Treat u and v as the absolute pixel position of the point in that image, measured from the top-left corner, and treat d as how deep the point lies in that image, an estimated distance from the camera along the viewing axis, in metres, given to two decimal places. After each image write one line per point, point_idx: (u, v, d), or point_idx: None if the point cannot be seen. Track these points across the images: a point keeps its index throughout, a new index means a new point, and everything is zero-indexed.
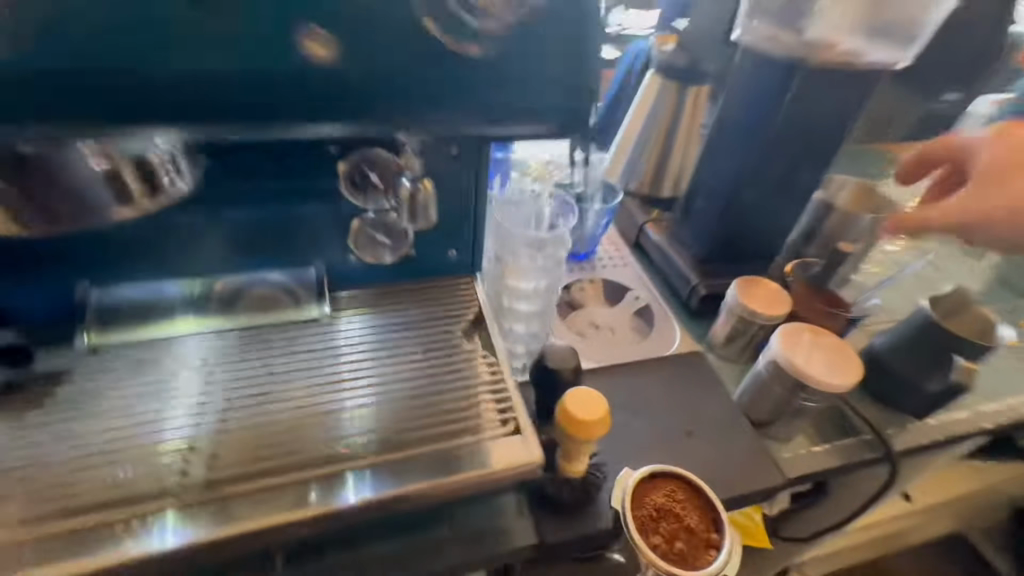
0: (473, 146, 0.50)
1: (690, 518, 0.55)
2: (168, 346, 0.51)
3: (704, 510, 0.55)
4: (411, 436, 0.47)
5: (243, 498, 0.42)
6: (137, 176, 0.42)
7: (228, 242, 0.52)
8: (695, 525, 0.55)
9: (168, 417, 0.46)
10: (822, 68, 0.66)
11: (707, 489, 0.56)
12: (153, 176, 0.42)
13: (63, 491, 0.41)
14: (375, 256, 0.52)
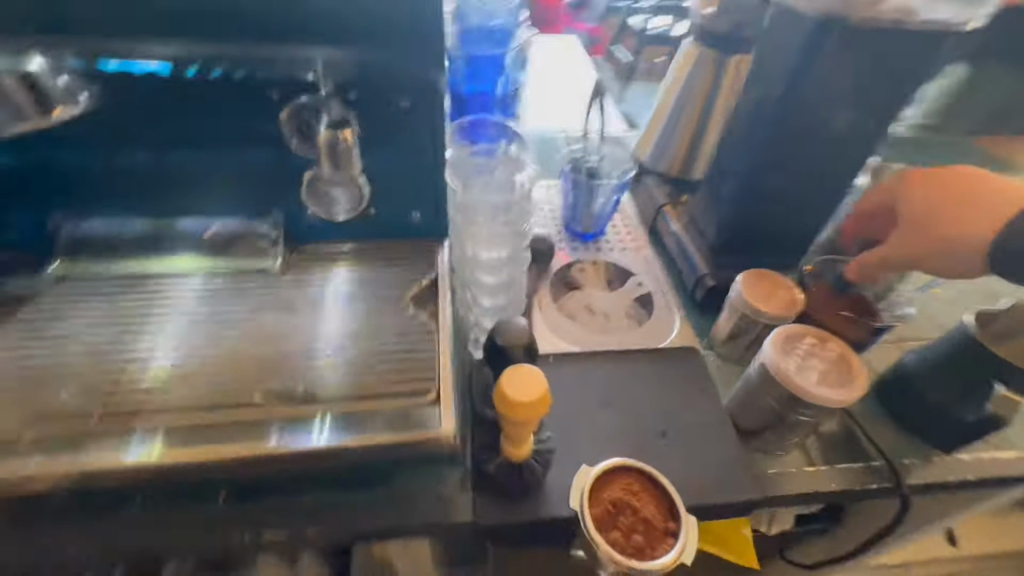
0: (427, 100, 0.48)
1: (644, 508, 0.52)
2: (154, 281, 0.53)
3: (658, 499, 0.52)
4: (342, 393, 0.46)
5: (199, 429, 0.43)
6: (31, 90, 0.37)
7: (186, 184, 0.53)
8: (651, 515, 0.51)
9: (121, 346, 0.48)
10: (864, 28, 0.56)
11: (659, 478, 0.53)
12: (50, 94, 0.38)
13: (21, 403, 0.44)
14: (328, 210, 0.49)
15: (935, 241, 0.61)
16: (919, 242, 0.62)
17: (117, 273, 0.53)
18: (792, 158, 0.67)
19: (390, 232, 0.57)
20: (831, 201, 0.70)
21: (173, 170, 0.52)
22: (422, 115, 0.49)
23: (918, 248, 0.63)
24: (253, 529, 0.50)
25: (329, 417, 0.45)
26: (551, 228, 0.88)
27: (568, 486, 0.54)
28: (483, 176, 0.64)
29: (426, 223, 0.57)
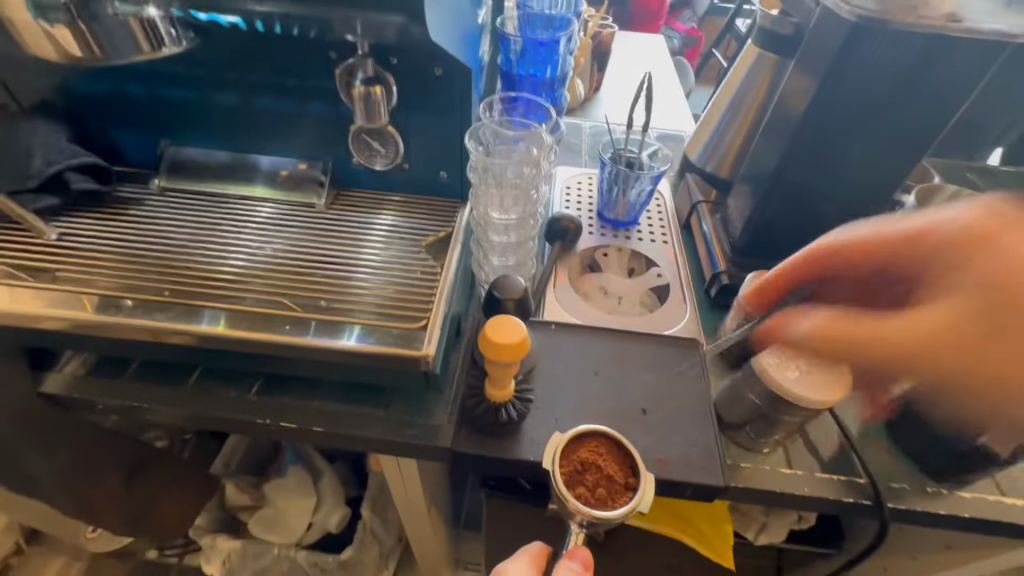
0: (459, 72, 0.54)
1: (610, 466, 0.52)
2: (231, 202, 0.65)
3: (622, 459, 0.54)
4: (355, 309, 0.55)
5: (243, 314, 0.54)
6: (147, 29, 0.50)
7: (263, 125, 0.64)
8: (614, 472, 0.52)
9: (194, 246, 0.60)
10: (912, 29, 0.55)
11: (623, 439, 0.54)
12: (158, 34, 0.50)
13: (122, 272, 0.56)
14: (368, 158, 0.60)
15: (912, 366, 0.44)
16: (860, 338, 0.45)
17: (204, 192, 0.66)
18: (824, 159, 0.67)
19: (425, 190, 0.67)
20: (868, 206, 0.70)
21: (253, 111, 0.63)
22: (453, 82, 0.55)
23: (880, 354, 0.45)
24: (271, 416, 0.59)
25: (357, 326, 0.53)
26: (585, 213, 0.92)
27: (542, 437, 0.59)
28: (504, 148, 0.69)
29: (452, 181, 0.65)
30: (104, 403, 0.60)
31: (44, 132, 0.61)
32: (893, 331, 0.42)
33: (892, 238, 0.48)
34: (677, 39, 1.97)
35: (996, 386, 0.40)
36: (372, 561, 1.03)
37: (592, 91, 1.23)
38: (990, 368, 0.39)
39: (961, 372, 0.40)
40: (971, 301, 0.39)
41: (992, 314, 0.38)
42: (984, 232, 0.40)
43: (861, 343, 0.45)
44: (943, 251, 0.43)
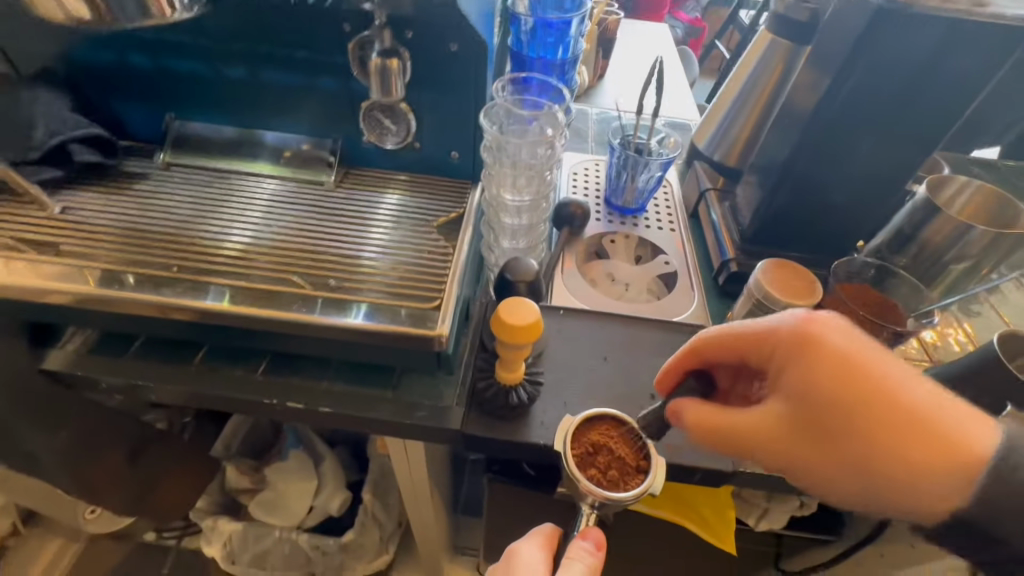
0: (475, 48, 0.55)
1: (621, 449, 0.52)
2: (236, 179, 0.64)
3: (633, 442, 0.54)
4: (364, 288, 0.54)
5: (250, 292, 0.53)
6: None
7: (269, 99, 0.63)
8: (625, 455, 0.52)
9: (200, 222, 0.59)
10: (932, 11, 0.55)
11: (635, 422, 0.54)
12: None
13: (125, 248, 0.55)
14: (379, 137, 0.60)
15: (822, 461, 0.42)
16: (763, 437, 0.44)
17: (210, 168, 0.65)
18: (837, 147, 0.66)
19: (435, 171, 0.66)
20: (881, 198, 0.69)
21: (261, 86, 0.62)
22: (468, 57, 0.55)
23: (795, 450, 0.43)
24: (278, 396, 0.58)
25: (364, 304, 0.52)
26: (592, 199, 0.91)
27: (551, 420, 0.59)
28: (518, 128, 0.68)
29: (463, 161, 0.65)
30: (107, 380, 0.59)
31: (46, 102, 0.59)
32: (754, 425, 0.45)
33: (735, 339, 0.48)
34: (680, 27, 1.94)
35: (842, 479, 0.42)
36: (373, 545, 1.01)
37: (594, 79, 1.21)
38: (824, 459, 0.42)
39: (803, 468, 0.43)
40: (792, 409, 0.43)
41: (810, 422, 0.42)
42: (806, 339, 0.42)
43: (736, 440, 0.45)
44: (779, 347, 0.44)
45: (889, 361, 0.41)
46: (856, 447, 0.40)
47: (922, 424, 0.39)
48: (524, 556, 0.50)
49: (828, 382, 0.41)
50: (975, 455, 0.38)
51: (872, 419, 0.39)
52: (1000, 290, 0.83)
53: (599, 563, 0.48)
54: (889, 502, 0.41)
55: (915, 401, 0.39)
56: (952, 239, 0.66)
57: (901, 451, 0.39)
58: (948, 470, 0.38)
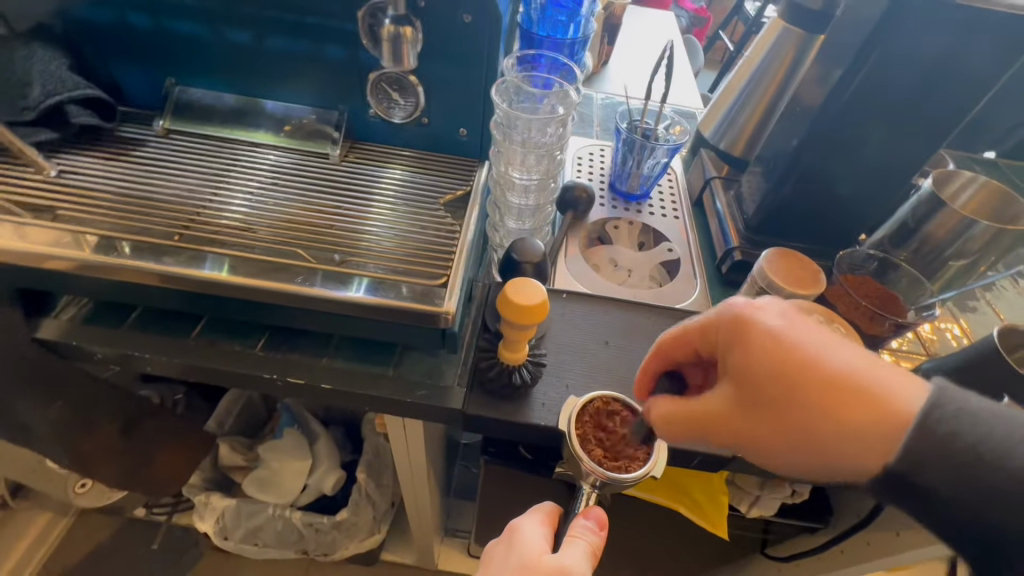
0: (489, 19, 0.54)
1: (625, 430, 0.53)
2: (236, 149, 0.63)
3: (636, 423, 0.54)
4: (367, 262, 0.53)
5: (250, 264, 0.52)
6: None
7: (274, 68, 0.61)
8: (629, 435, 0.53)
9: (201, 191, 0.58)
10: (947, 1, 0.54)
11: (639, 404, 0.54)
12: None
13: (121, 214, 0.54)
14: (387, 110, 0.62)
15: (788, 450, 0.40)
16: (726, 427, 0.43)
17: (213, 137, 0.64)
18: (846, 138, 0.65)
19: (440, 147, 0.65)
20: (888, 191, 0.69)
21: (266, 54, 0.60)
22: (480, 28, 0.55)
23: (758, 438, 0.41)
24: (278, 371, 0.57)
25: (366, 279, 0.52)
26: (596, 184, 0.90)
27: (552, 402, 0.58)
28: (529, 106, 0.69)
29: (471, 140, 0.64)
30: (103, 351, 0.58)
31: (41, 60, 0.57)
32: (705, 407, 0.44)
33: (686, 332, 0.47)
34: (686, 15, 1.88)
35: (791, 450, 0.40)
36: (366, 524, 1.01)
37: (598, 66, 1.19)
38: (773, 432, 0.40)
39: (755, 441, 0.42)
40: (738, 389, 0.42)
41: (754, 399, 0.41)
42: (740, 321, 0.42)
43: (700, 428, 0.44)
44: (721, 334, 0.44)
45: (819, 332, 0.40)
46: (796, 416, 0.39)
47: (853, 387, 0.37)
48: (526, 533, 0.50)
49: (762, 358, 0.40)
50: (903, 410, 0.36)
51: (805, 390, 0.38)
52: (997, 287, 0.84)
53: (602, 541, 0.48)
54: (833, 466, 0.39)
55: (846, 366, 0.38)
56: (957, 232, 0.66)
57: (834, 415, 0.37)
58: (882, 428, 0.36)
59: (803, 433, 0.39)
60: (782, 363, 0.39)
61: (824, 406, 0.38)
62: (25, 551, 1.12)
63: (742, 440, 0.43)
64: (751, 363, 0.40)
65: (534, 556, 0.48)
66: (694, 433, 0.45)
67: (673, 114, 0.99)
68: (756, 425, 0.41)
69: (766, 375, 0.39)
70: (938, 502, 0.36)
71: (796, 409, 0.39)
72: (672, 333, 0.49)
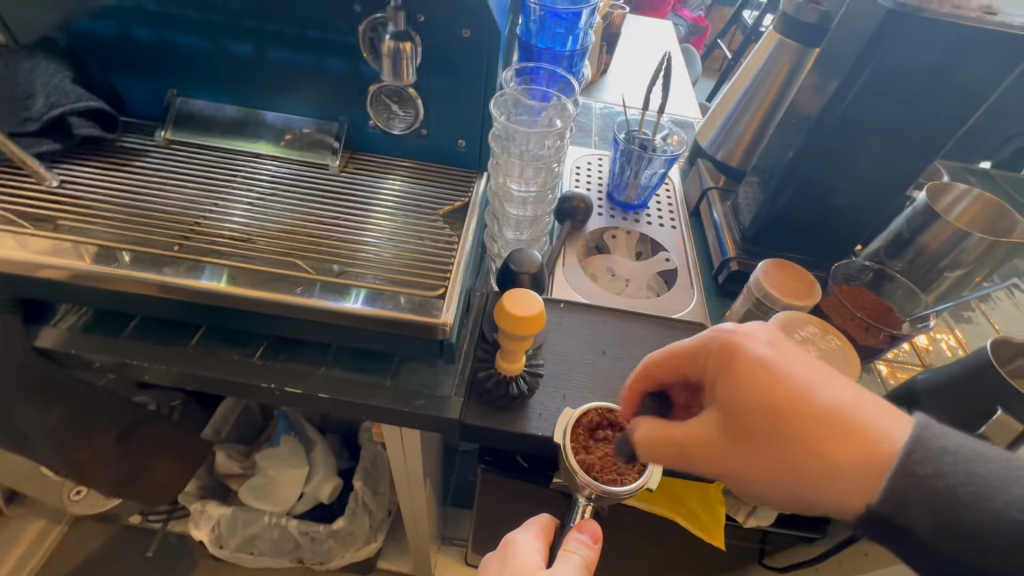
0: (487, 33, 0.55)
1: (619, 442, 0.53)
2: (236, 160, 0.64)
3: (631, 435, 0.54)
4: (365, 272, 0.54)
5: (248, 274, 0.52)
6: None
7: (275, 80, 0.62)
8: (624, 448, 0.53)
9: (201, 202, 0.58)
10: (937, 17, 0.55)
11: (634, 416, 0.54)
12: None
13: (121, 225, 0.54)
14: (386, 122, 0.63)
15: (772, 483, 0.40)
16: (713, 457, 0.42)
17: (214, 147, 0.65)
18: (841, 150, 0.66)
19: (440, 159, 0.66)
20: (882, 203, 0.70)
21: (267, 65, 0.61)
22: (479, 42, 0.56)
23: (743, 469, 0.41)
24: (275, 381, 0.58)
25: (363, 290, 0.52)
26: (595, 193, 0.90)
27: (549, 412, 0.58)
28: (527, 119, 0.69)
29: (469, 151, 0.65)
30: (101, 359, 0.58)
31: (46, 72, 0.58)
32: (692, 433, 0.43)
33: (676, 356, 0.47)
34: (684, 25, 1.90)
35: (772, 484, 0.40)
36: (363, 533, 1.00)
37: (597, 74, 1.20)
38: (757, 467, 0.40)
39: (739, 475, 0.42)
40: (725, 417, 0.41)
41: (741, 431, 0.40)
42: (730, 346, 0.42)
43: (684, 454, 0.43)
44: (711, 359, 0.43)
45: (806, 363, 0.41)
46: (781, 449, 0.39)
47: (838, 423, 0.38)
48: (520, 546, 0.50)
49: (750, 387, 0.40)
50: (884, 446, 0.37)
51: (793, 421, 0.38)
52: (992, 298, 0.85)
53: (596, 555, 0.48)
54: (813, 501, 0.39)
55: (834, 402, 0.38)
56: (950, 244, 0.66)
57: (818, 450, 0.38)
58: (864, 467, 0.37)
59: (789, 467, 0.39)
60: (769, 395, 0.39)
61: (810, 440, 0.38)
62: (18, 558, 1.11)
63: (727, 472, 0.42)
64: (738, 393, 0.40)
65: (529, 569, 0.48)
66: (677, 457, 0.44)
67: (671, 124, 1.00)
68: (741, 457, 0.41)
69: (752, 406, 0.39)
70: (921, 528, 0.36)
71: (782, 440, 0.39)
72: (659, 357, 0.49)
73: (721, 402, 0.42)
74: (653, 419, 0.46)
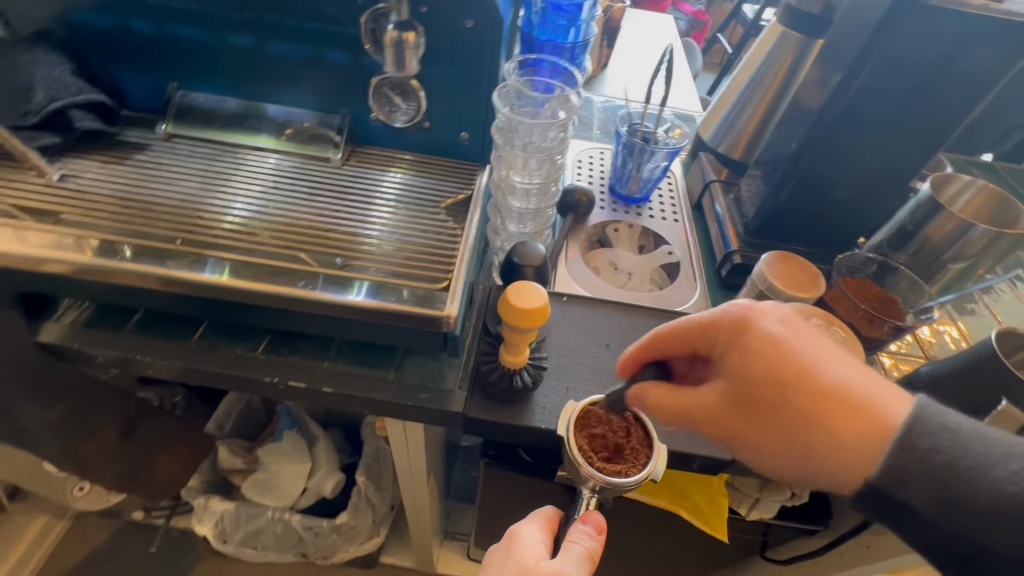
0: (491, 24, 0.55)
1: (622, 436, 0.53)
2: (237, 153, 0.63)
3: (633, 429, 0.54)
4: (369, 265, 0.53)
5: (251, 268, 0.52)
6: None
7: (275, 72, 0.62)
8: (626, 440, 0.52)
9: (203, 195, 0.58)
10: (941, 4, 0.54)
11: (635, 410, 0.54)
12: None
13: (123, 219, 0.54)
14: (388, 114, 0.62)
15: (773, 454, 0.41)
16: (717, 423, 0.44)
17: (215, 141, 0.65)
18: (844, 141, 0.66)
19: (442, 152, 0.66)
20: (886, 195, 0.70)
21: (268, 58, 0.61)
22: (481, 33, 0.55)
23: (744, 436, 0.42)
24: (279, 374, 0.57)
25: (368, 282, 0.52)
26: (597, 187, 0.90)
27: (553, 405, 0.58)
28: (529, 111, 0.68)
29: (472, 143, 0.65)
30: (104, 354, 0.58)
31: (45, 65, 0.58)
32: (698, 399, 0.45)
33: (685, 330, 0.48)
34: (684, 18, 1.90)
35: (780, 456, 0.40)
36: (365, 528, 1.00)
37: (598, 68, 1.20)
38: (762, 436, 0.41)
39: (739, 438, 0.43)
40: (731, 387, 0.42)
41: (745, 399, 0.41)
42: (741, 322, 0.43)
43: (686, 416, 0.46)
44: (721, 334, 0.44)
45: (817, 343, 0.40)
46: (784, 420, 0.39)
47: (844, 399, 0.37)
48: (523, 538, 0.51)
49: (755, 358, 0.41)
50: (888, 422, 0.36)
51: (796, 393, 0.38)
52: (994, 290, 0.84)
53: (599, 546, 0.48)
54: (820, 476, 0.39)
55: (842, 379, 0.38)
56: (954, 236, 0.66)
57: (826, 424, 0.37)
58: (868, 441, 0.36)
59: (795, 440, 0.39)
60: (774, 367, 0.40)
61: (810, 414, 0.38)
62: (22, 555, 1.11)
63: (729, 440, 0.44)
64: (744, 364, 0.41)
65: (533, 561, 0.48)
66: (675, 418, 0.47)
67: (673, 117, 1.00)
68: (744, 425, 0.42)
69: (753, 376, 0.41)
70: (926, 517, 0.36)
71: (783, 411, 0.39)
72: (667, 331, 0.50)
73: (730, 373, 0.43)
74: (657, 386, 0.48)
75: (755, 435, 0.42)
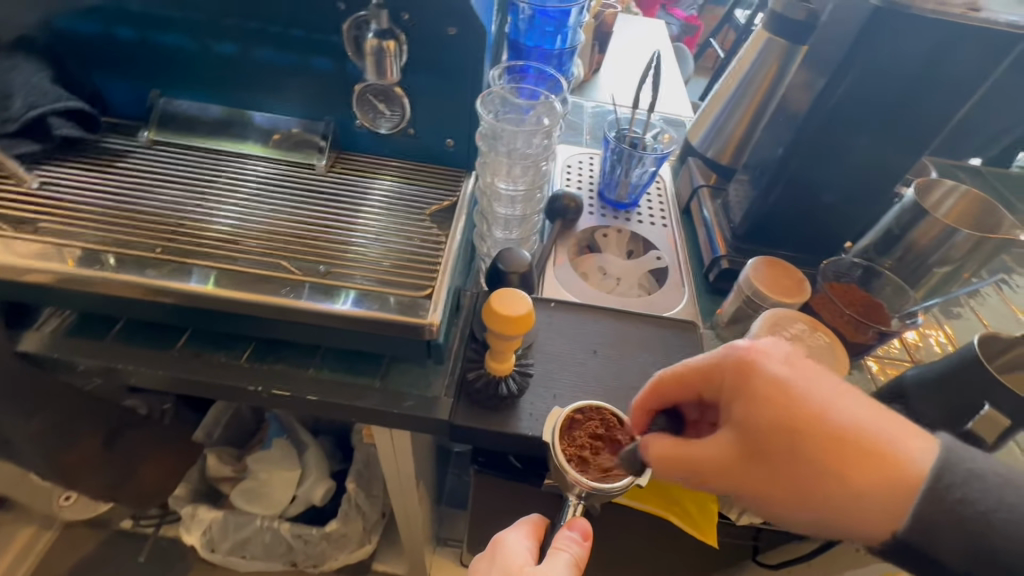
0: (474, 31, 0.55)
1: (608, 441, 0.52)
2: (221, 161, 0.63)
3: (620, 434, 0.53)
4: (353, 273, 0.53)
5: (232, 276, 0.51)
6: None
7: (259, 78, 0.61)
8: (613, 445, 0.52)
9: (187, 203, 0.58)
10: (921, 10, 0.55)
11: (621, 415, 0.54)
12: None
13: (104, 227, 0.54)
14: (373, 121, 0.62)
15: (789, 505, 0.40)
16: (729, 475, 0.42)
17: (199, 148, 0.64)
18: (827, 146, 0.66)
19: (428, 158, 0.66)
20: (870, 200, 0.70)
21: (252, 65, 0.60)
22: (465, 40, 0.55)
23: (759, 490, 0.41)
24: (263, 383, 0.57)
25: (352, 291, 0.51)
26: (586, 192, 0.90)
27: (539, 412, 0.58)
28: (514, 117, 0.69)
29: (458, 150, 0.65)
30: (86, 363, 0.57)
31: (25, 72, 0.57)
32: (708, 452, 0.43)
33: (687, 374, 0.47)
34: (676, 22, 1.91)
35: (796, 506, 0.40)
36: (355, 536, 0.99)
37: (589, 73, 1.20)
38: (776, 487, 0.40)
39: (756, 493, 0.41)
40: (740, 436, 0.41)
41: (757, 449, 0.40)
42: (744, 365, 0.42)
43: (698, 474, 0.43)
44: (726, 378, 0.44)
45: (824, 384, 0.41)
46: (801, 470, 0.39)
47: (860, 443, 0.38)
48: (509, 546, 0.50)
49: (763, 405, 0.40)
50: (914, 472, 0.37)
51: (811, 441, 0.38)
52: (980, 294, 0.85)
53: (586, 553, 0.48)
54: (836, 526, 0.39)
55: (857, 422, 0.39)
56: (937, 242, 0.67)
57: (844, 471, 0.38)
58: (889, 486, 0.37)
59: (813, 491, 0.39)
60: (784, 414, 0.39)
61: (827, 462, 0.38)
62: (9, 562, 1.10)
63: (744, 493, 0.42)
64: (753, 410, 0.41)
65: (518, 568, 0.47)
66: (684, 475, 0.44)
67: (662, 122, 1.00)
68: (758, 476, 0.41)
69: (763, 424, 0.40)
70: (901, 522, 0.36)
71: (794, 461, 0.39)
72: (668, 377, 0.49)
73: (740, 424, 0.41)
74: (661, 436, 0.45)
75: (771, 488, 0.40)
